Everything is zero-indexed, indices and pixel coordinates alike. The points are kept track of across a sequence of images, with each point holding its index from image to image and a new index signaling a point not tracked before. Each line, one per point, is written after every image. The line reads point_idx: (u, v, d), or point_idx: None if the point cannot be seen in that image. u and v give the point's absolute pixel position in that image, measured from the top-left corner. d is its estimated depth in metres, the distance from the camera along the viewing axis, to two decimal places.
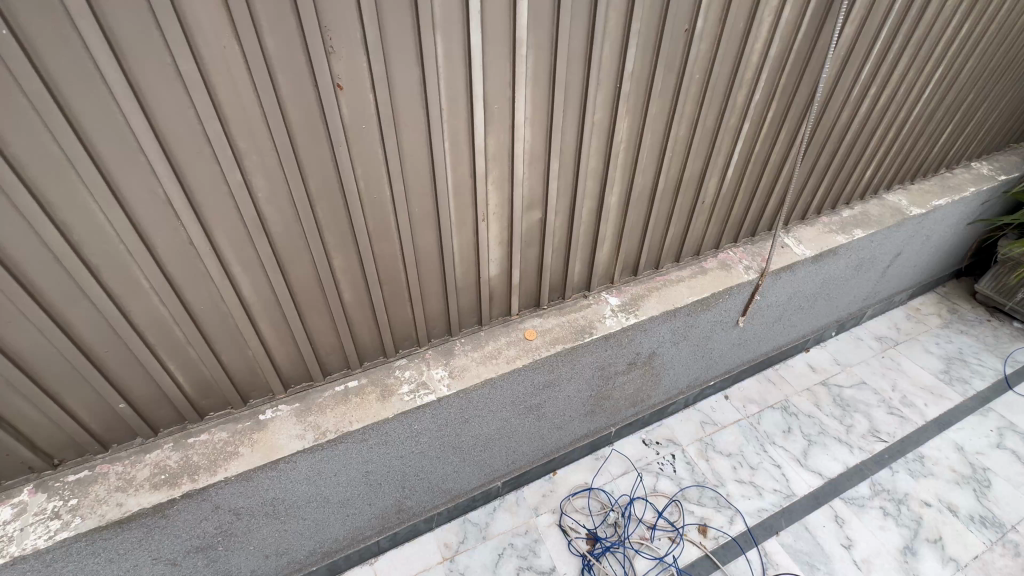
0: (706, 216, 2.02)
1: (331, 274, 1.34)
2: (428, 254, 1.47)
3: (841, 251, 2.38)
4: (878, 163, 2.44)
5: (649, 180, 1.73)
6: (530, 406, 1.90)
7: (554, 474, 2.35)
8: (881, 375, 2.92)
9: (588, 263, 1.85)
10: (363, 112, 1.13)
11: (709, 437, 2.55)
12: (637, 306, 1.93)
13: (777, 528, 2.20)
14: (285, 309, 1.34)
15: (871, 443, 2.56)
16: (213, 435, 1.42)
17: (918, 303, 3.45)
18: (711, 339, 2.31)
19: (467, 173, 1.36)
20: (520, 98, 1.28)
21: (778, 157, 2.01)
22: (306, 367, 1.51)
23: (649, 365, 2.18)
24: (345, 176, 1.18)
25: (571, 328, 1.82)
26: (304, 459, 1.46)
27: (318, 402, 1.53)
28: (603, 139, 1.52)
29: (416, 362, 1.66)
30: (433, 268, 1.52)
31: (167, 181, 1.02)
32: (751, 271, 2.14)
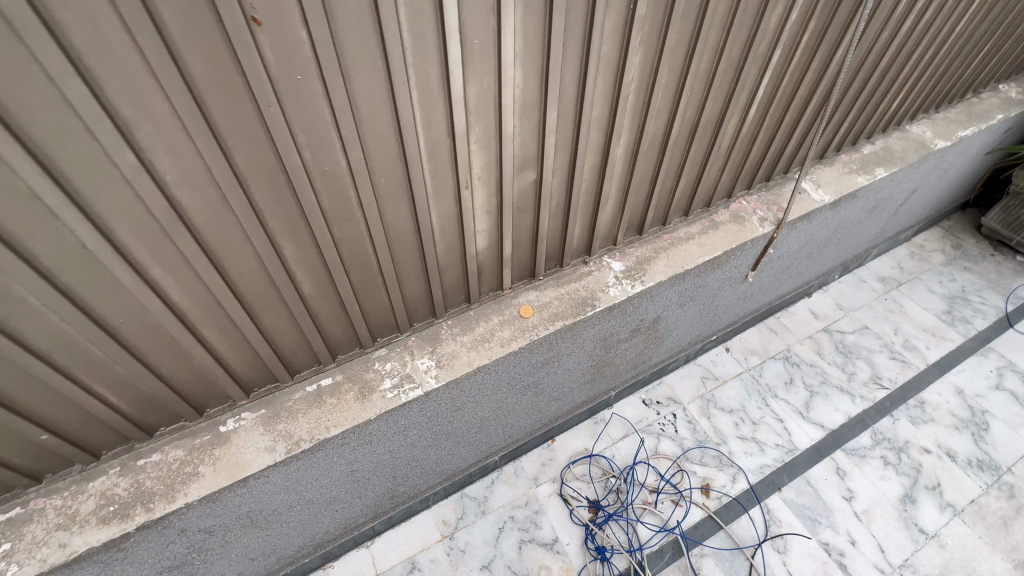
0: (720, 165, 1.77)
1: (284, 267, 1.09)
2: (402, 233, 1.22)
3: (860, 194, 2.17)
4: (907, 91, 2.17)
5: (661, 126, 1.46)
6: (527, 385, 1.74)
7: (552, 441, 2.26)
8: (883, 319, 2.83)
9: (589, 226, 1.61)
10: (296, 60, 0.83)
11: (710, 393, 2.47)
12: (643, 271, 1.72)
13: (780, 484, 2.16)
14: (232, 312, 1.10)
15: (872, 390, 2.51)
16: (168, 454, 1.23)
17: (921, 239, 3.31)
18: (718, 297, 2.14)
19: (443, 131, 1.08)
20: (508, 30, 0.97)
21: (806, 91, 1.74)
22: (268, 369, 1.29)
23: (653, 329, 2.01)
24: (282, 148, 0.90)
25: (571, 300, 1.61)
26: (277, 472, 1.28)
27: (287, 407, 1.33)
28: (610, 80, 1.23)
29: (398, 352, 1.46)
30: (409, 247, 1.27)
31: (26, 171, 0.74)
32: (766, 223, 1.92)
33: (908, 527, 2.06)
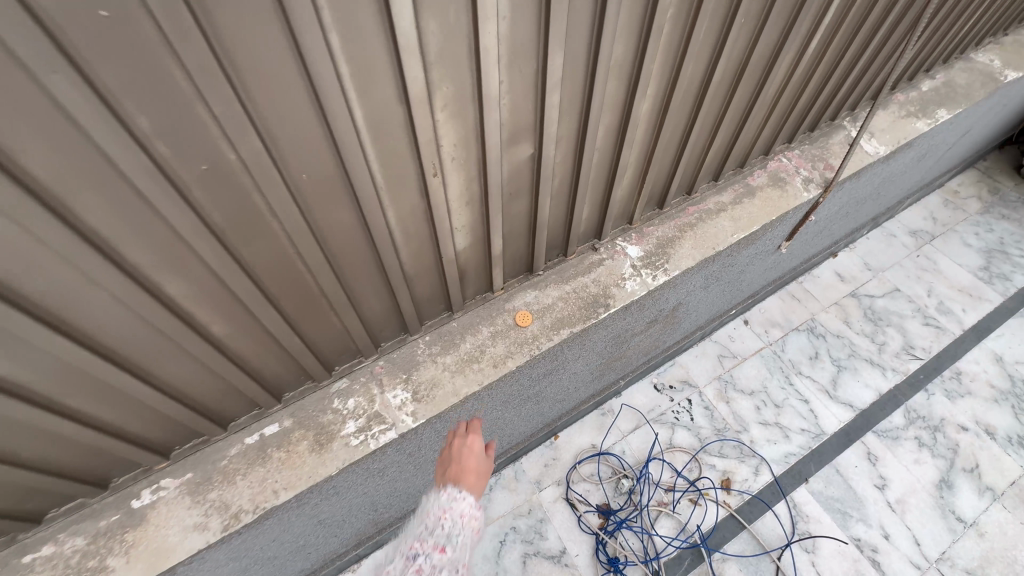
0: (763, 116, 1.40)
1: (165, 308, 0.76)
2: (347, 243, 0.87)
3: (917, 143, 1.80)
4: (984, 8, 1.76)
5: (700, 69, 1.07)
6: (527, 397, 1.45)
7: (555, 438, 2.03)
8: (915, 279, 2.56)
9: (600, 205, 1.26)
10: None
11: (728, 373, 2.22)
12: (667, 256, 1.38)
13: (807, 474, 1.97)
14: (103, 375, 0.77)
15: (904, 362, 2.28)
16: (63, 545, 0.93)
17: (955, 184, 2.98)
18: (745, 273, 1.83)
19: (393, 96, 0.70)
20: None
21: (877, 14, 1.34)
22: (188, 426, 0.98)
23: (672, 315, 1.71)
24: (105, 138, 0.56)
25: (580, 300, 1.29)
26: (215, 552, 1.00)
27: (222, 467, 1.03)
28: (639, 4, 0.84)
29: (363, 383, 1.15)
30: (359, 258, 0.93)
31: None
32: (812, 186, 1.57)
33: (945, 515, 1.89)
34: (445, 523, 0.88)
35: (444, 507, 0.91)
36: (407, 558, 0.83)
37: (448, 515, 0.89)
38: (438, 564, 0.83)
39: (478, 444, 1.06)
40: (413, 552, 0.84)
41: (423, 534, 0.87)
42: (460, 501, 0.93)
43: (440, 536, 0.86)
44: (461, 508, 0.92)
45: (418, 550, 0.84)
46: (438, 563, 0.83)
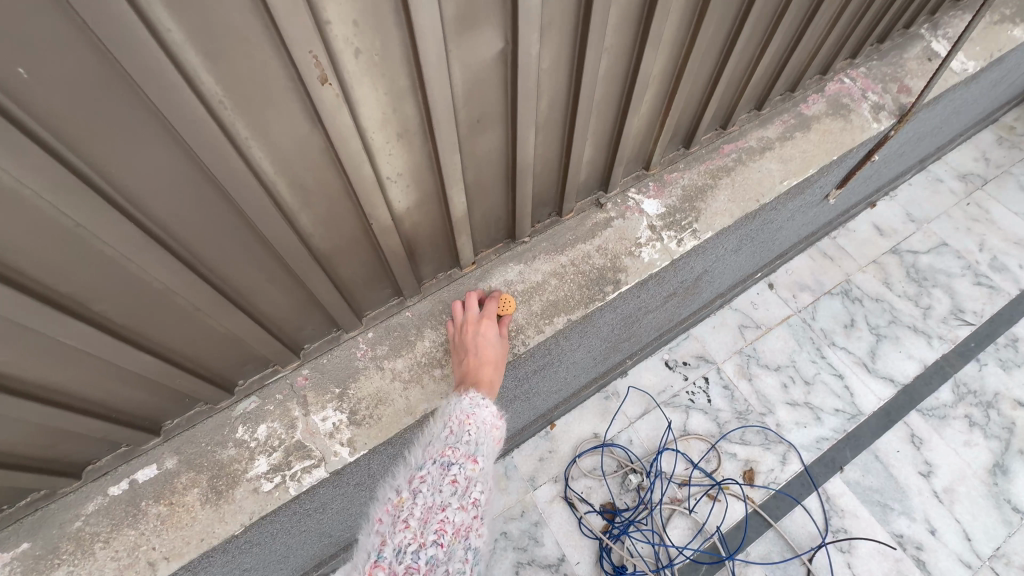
0: (833, 12, 1.01)
1: None
2: (169, 196, 0.56)
3: (1008, 58, 1.41)
4: None
5: None
6: (513, 398, 1.14)
7: (551, 427, 1.75)
8: (965, 232, 2.21)
9: (608, 143, 0.90)
10: None
11: (751, 347, 1.92)
12: (695, 213, 1.04)
13: (841, 462, 1.71)
14: None
15: (953, 328, 1.97)
16: None
17: (1012, 118, 2.57)
18: (782, 230, 1.48)
19: None
20: None
21: None
22: (3, 485, 0.66)
23: (693, 287, 1.38)
24: None
25: (580, 276, 0.95)
26: None
27: (74, 532, 0.73)
28: None
29: (280, 402, 0.83)
30: (218, 224, 0.61)
31: None
32: (882, 115, 1.20)
33: (1000, 505, 1.65)
34: (473, 429, 0.74)
35: (467, 411, 0.76)
36: (438, 468, 0.68)
37: (474, 419, 0.75)
38: (473, 475, 0.69)
39: (491, 326, 0.85)
40: (444, 461, 0.69)
41: (449, 440, 0.72)
42: (485, 404, 0.77)
43: (471, 442, 0.72)
44: (487, 407, 0.77)
45: (449, 458, 0.69)
46: (473, 475, 0.69)
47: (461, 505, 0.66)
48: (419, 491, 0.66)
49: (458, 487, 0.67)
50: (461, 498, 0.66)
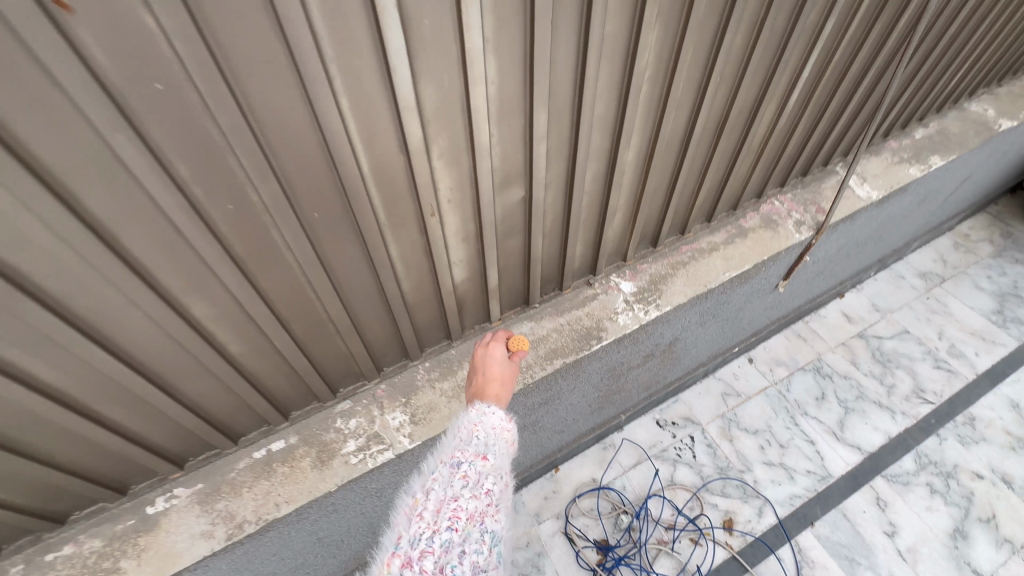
0: (751, 163, 1.48)
1: (195, 330, 0.86)
2: (349, 265, 0.95)
3: (911, 188, 1.85)
4: (972, 62, 1.83)
5: (681, 122, 1.17)
6: (523, 426, 1.50)
7: (555, 471, 2.04)
8: (926, 322, 2.54)
9: (593, 242, 1.34)
10: (149, 60, 0.56)
11: (732, 412, 2.22)
12: (659, 293, 1.45)
13: (812, 518, 1.93)
14: (134, 388, 0.87)
15: (915, 405, 2.24)
16: (82, 546, 1.02)
17: (967, 227, 2.98)
18: (743, 311, 1.86)
19: (395, 147, 0.81)
20: (472, 7, 0.69)
21: (858, 68, 1.43)
22: (201, 439, 1.06)
23: (669, 351, 1.75)
24: (157, 184, 0.64)
25: (573, 332, 1.36)
26: (219, 559, 1.07)
27: (229, 480, 1.10)
28: (617, 68, 0.94)
29: (364, 405, 1.22)
30: (365, 285, 1.01)
31: None
32: (804, 227, 1.63)
33: (960, 567, 1.82)
34: (479, 436, 0.91)
35: (475, 422, 0.94)
36: (450, 469, 0.86)
37: (481, 428, 0.93)
38: (481, 472, 0.86)
39: (498, 352, 1.13)
40: (456, 462, 0.86)
41: (461, 446, 0.90)
42: (491, 414, 0.96)
43: (479, 446, 0.89)
44: (492, 418, 0.95)
45: (460, 460, 0.87)
46: (481, 471, 0.86)
47: (472, 495, 0.82)
48: (434, 489, 0.83)
49: (468, 482, 0.84)
50: (471, 490, 0.83)
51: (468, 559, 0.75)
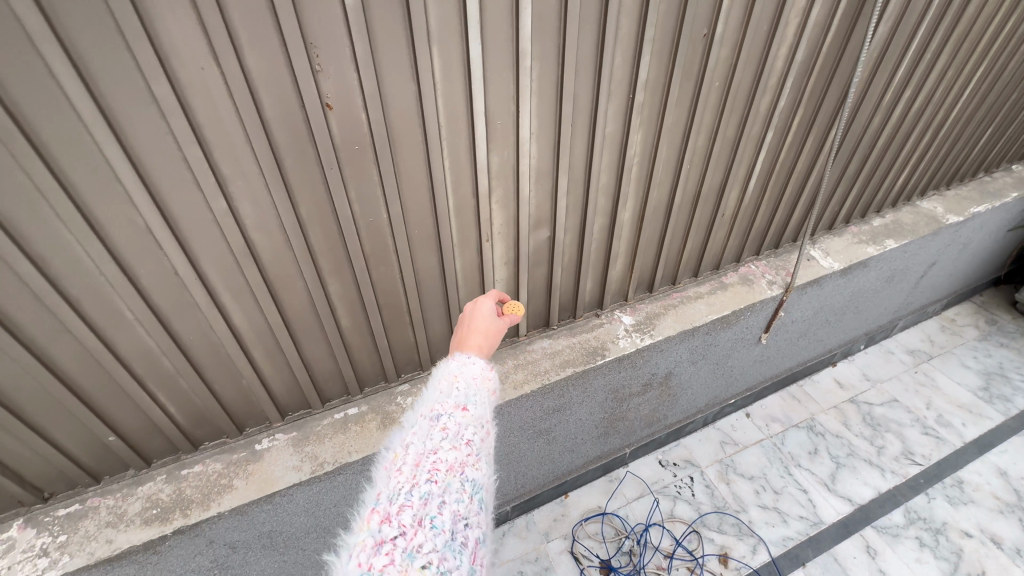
0: (725, 231, 1.92)
1: (327, 302, 1.28)
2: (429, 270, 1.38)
3: (871, 264, 2.24)
4: (911, 169, 2.30)
5: (665, 194, 1.63)
6: (539, 431, 1.81)
7: (565, 496, 2.26)
8: (914, 392, 2.76)
9: (600, 280, 1.76)
10: (355, 133, 1.05)
11: (729, 458, 2.43)
12: (652, 326, 1.83)
13: (804, 559, 2.07)
14: (280, 339, 1.28)
15: (904, 466, 2.40)
16: (207, 466, 1.37)
17: (953, 313, 3.27)
18: (731, 358, 2.19)
19: (469, 192, 1.28)
20: (525, 113, 1.19)
21: (804, 166, 1.88)
22: (302, 394, 1.45)
23: (666, 386, 2.07)
24: (338, 199, 1.11)
25: (583, 349, 1.73)
26: (301, 491, 1.39)
27: (316, 431, 1.46)
28: (615, 153, 1.43)
29: (418, 388, 1.59)
30: (434, 288, 1.44)
31: (147, 211, 0.95)
32: (775, 285, 2.02)
33: None
34: (459, 387, 0.95)
35: (455, 374, 0.98)
36: (430, 421, 0.89)
37: (461, 379, 0.97)
38: (461, 422, 0.89)
39: (486, 308, 1.17)
40: (435, 414, 0.89)
41: (440, 399, 0.93)
42: (471, 365, 1.00)
43: (459, 398, 0.93)
44: (471, 370, 0.99)
45: (440, 412, 0.90)
46: (461, 422, 0.89)
47: (452, 446, 0.85)
48: (413, 443, 0.85)
49: (449, 433, 0.86)
50: (451, 441, 0.86)
51: (449, 509, 0.77)
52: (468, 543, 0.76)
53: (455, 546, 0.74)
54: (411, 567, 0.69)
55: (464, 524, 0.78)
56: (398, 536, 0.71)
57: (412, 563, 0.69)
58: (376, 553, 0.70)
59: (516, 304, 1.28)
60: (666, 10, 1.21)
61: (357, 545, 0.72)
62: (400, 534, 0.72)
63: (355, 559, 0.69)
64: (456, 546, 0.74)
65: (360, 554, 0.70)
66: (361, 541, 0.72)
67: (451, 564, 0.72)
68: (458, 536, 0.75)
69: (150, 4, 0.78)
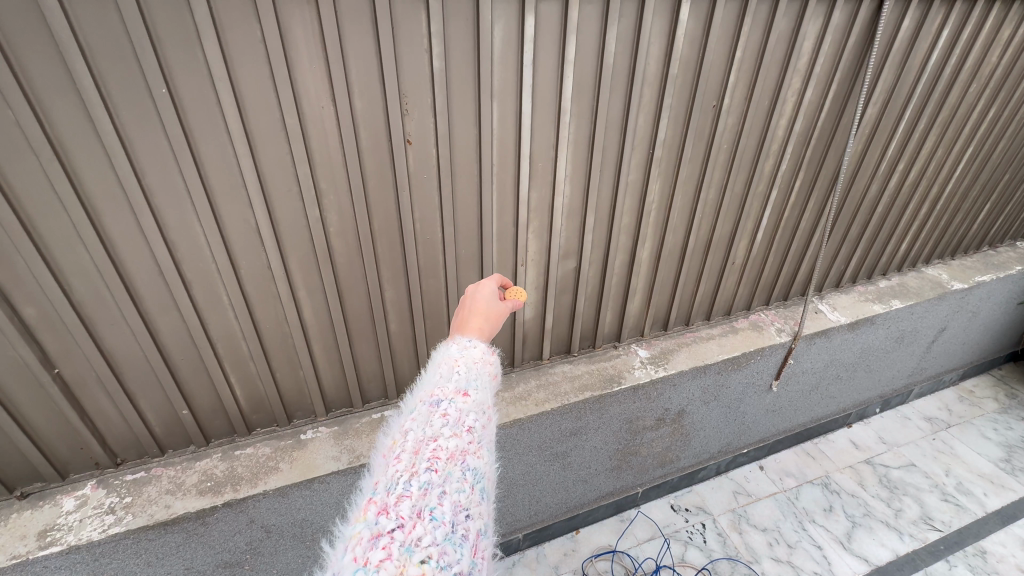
0: (735, 279, 2.09)
1: (382, 306, 1.49)
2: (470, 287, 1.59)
3: (879, 321, 2.36)
4: (913, 237, 2.48)
5: (680, 239, 1.84)
6: (556, 454, 1.91)
7: (576, 532, 2.29)
8: (933, 459, 2.74)
9: (619, 313, 1.93)
10: (426, 164, 1.30)
11: (742, 509, 2.44)
12: (666, 360, 1.97)
13: None
14: (338, 335, 1.47)
15: (923, 530, 2.36)
16: (258, 449, 1.52)
17: (970, 384, 3.29)
18: (742, 403, 2.28)
19: (510, 221, 1.51)
20: (562, 158, 1.44)
21: (808, 225, 2.08)
22: (348, 392, 1.62)
23: (679, 424, 2.16)
24: (404, 217, 1.34)
25: (600, 375, 1.87)
26: (337, 480, 1.52)
27: (355, 427, 1.62)
28: (636, 198, 1.65)
29: None
30: None
31: (259, 213, 1.20)
32: (784, 333, 2.16)
33: None
34: (460, 371, 0.89)
35: (455, 359, 0.93)
36: (430, 407, 0.82)
37: (462, 363, 0.91)
38: (463, 408, 0.83)
39: (489, 290, 1.15)
40: (435, 400, 0.83)
41: (440, 384, 0.87)
42: (471, 350, 0.95)
43: (459, 382, 0.87)
44: (472, 355, 0.94)
45: (440, 397, 0.83)
46: (463, 407, 0.83)
47: (453, 433, 0.78)
48: (412, 429, 0.78)
49: (449, 420, 0.80)
50: (452, 428, 0.79)
51: (449, 500, 0.70)
52: (471, 536, 0.69)
53: (456, 539, 0.67)
54: (409, 563, 0.61)
55: (466, 516, 0.70)
56: (396, 530, 0.64)
57: (410, 558, 0.61)
58: (372, 548, 0.62)
59: (518, 289, 1.26)
60: (682, 85, 1.48)
61: (351, 539, 0.64)
62: (398, 527, 0.64)
63: (349, 554, 0.62)
64: (458, 541, 0.67)
65: (356, 548, 0.62)
66: (356, 534, 0.64)
67: (452, 559, 0.64)
68: (459, 530, 0.68)
69: (297, 59, 1.07)
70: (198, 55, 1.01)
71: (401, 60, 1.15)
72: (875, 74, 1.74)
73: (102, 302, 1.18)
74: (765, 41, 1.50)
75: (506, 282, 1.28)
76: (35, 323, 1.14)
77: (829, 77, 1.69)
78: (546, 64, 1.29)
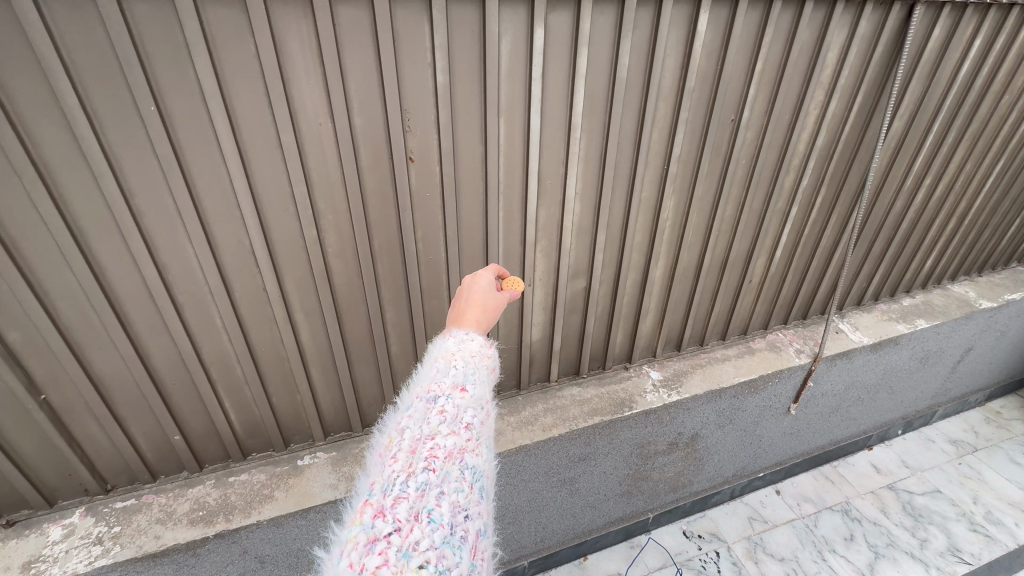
0: (752, 298, 2.01)
1: (383, 328, 1.42)
2: None
3: (903, 341, 2.26)
4: (939, 253, 2.38)
5: (694, 257, 1.76)
6: (563, 480, 1.83)
7: (584, 559, 2.20)
8: (959, 485, 2.61)
9: (630, 334, 1.85)
10: (429, 182, 1.24)
11: (758, 536, 2.34)
12: (679, 382, 1.89)
13: None
14: (337, 358, 1.41)
15: (951, 563, 2.24)
16: (253, 476, 1.46)
17: (997, 405, 3.15)
18: (759, 426, 2.18)
19: (517, 240, 1.44)
20: (572, 174, 1.37)
21: (829, 241, 1.99)
22: (347, 416, 1.56)
23: (692, 448, 2.07)
24: (406, 236, 1.28)
25: (611, 399, 1.79)
26: (334, 509, 1.46)
27: (353, 452, 1.55)
28: (650, 215, 1.58)
29: None
30: None
31: (253, 233, 1.14)
32: (803, 354, 2.06)
33: None
34: (457, 365, 0.81)
35: (451, 352, 0.84)
36: (427, 403, 0.74)
37: (459, 357, 0.83)
38: (461, 405, 0.75)
39: (486, 281, 1.07)
40: (433, 396, 0.75)
41: (437, 379, 0.78)
42: (469, 343, 0.86)
43: (457, 377, 0.79)
44: (469, 348, 0.85)
45: (437, 393, 0.75)
46: (461, 404, 0.75)
47: (451, 431, 0.71)
48: (408, 427, 0.70)
49: (447, 417, 0.72)
50: (450, 426, 0.71)
51: (449, 500, 0.63)
52: (471, 538, 0.62)
53: (456, 542, 0.60)
54: (407, 568, 0.55)
55: (466, 517, 0.63)
56: (393, 534, 0.57)
57: (408, 564, 0.55)
58: (367, 554, 0.55)
59: (515, 279, 1.18)
60: (698, 98, 1.41)
61: (347, 544, 0.57)
62: (395, 530, 0.58)
63: (344, 559, 0.55)
64: (457, 544, 0.60)
65: (352, 553, 0.56)
66: (352, 538, 0.58)
67: (451, 563, 0.58)
68: (458, 532, 0.61)
69: (294, 76, 1.02)
70: (189, 72, 0.96)
71: (403, 74, 1.09)
72: (904, 84, 1.66)
73: (90, 326, 1.13)
74: (788, 53, 1.43)
75: (503, 273, 1.20)
76: (21, 349, 1.09)
77: (854, 88, 1.60)
78: (556, 78, 1.23)
